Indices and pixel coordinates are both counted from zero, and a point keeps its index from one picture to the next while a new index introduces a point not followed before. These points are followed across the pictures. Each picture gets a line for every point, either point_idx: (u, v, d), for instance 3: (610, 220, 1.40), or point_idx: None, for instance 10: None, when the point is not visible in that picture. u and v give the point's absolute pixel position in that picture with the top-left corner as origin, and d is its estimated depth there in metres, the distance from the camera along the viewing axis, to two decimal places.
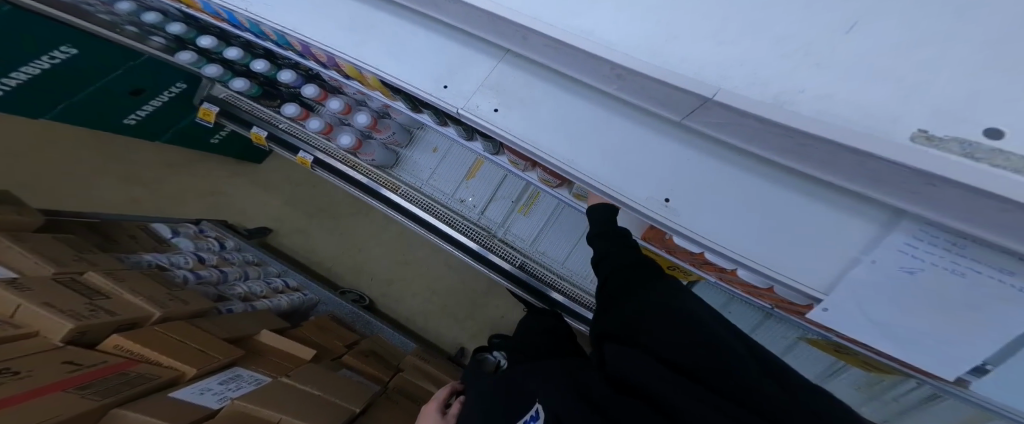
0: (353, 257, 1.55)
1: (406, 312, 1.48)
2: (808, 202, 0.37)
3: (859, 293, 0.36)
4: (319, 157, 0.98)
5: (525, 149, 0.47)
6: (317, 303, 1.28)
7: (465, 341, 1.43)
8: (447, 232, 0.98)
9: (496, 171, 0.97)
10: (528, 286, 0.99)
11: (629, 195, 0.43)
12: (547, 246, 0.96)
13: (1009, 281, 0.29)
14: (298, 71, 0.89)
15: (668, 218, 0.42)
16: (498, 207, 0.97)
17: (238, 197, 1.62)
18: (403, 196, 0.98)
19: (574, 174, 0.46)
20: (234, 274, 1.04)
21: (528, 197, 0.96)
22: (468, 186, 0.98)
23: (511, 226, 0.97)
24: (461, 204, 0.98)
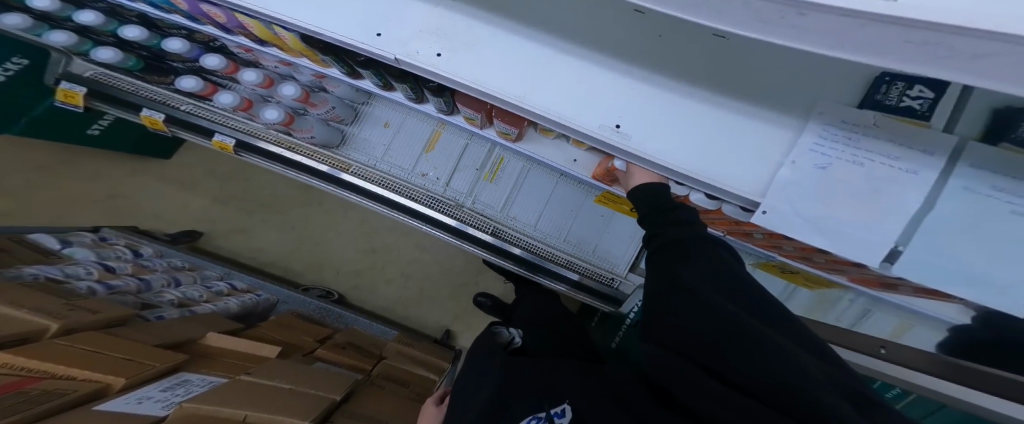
0: (312, 252, 1.46)
1: (380, 299, 1.44)
2: (746, 115, 0.37)
3: (791, 192, 0.35)
4: (241, 139, 0.87)
5: (463, 88, 0.43)
6: (277, 302, 1.22)
7: (444, 320, 1.43)
8: (410, 207, 0.92)
9: (456, 140, 0.93)
10: (503, 252, 0.98)
11: (580, 123, 0.40)
12: (517, 211, 0.95)
13: (897, 166, 0.32)
14: (194, 41, 0.77)
15: (624, 146, 0.39)
16: (464, 177, 0.93)
17: (153, 199, 1.45)
18: (355, 175, 0.89)
19: (522, 109, 0.42)
20: (160, 282, 0.95)
21: (493, 164, 0.94)
22: (428, 158, 0.93)
23: (478, 195, 0.94)
24: (424, 178, 0.92)
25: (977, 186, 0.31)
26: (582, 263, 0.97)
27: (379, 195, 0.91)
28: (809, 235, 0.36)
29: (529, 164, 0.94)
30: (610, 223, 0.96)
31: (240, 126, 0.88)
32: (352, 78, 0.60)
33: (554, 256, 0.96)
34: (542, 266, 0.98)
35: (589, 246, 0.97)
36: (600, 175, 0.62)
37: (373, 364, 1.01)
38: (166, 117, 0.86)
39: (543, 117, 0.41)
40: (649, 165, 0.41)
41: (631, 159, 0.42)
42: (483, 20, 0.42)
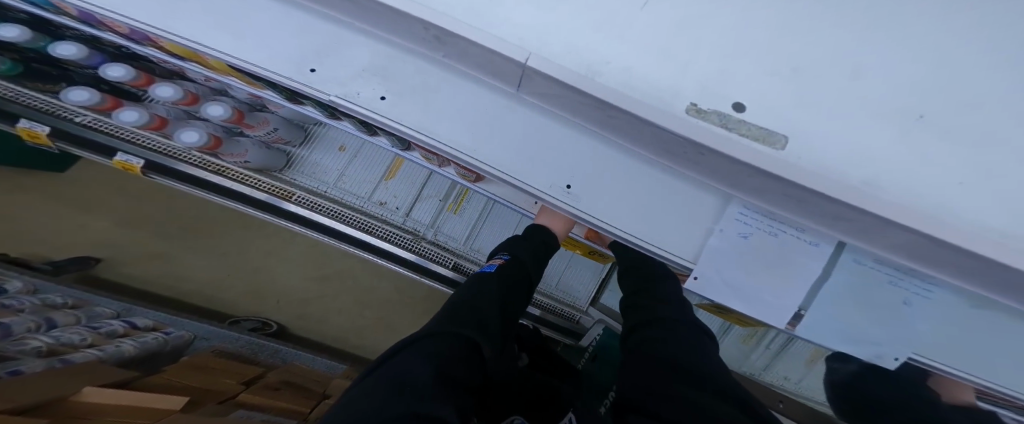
0: (249, 278, 1.32)
1: (330, 329, 1.33)
2: (680, 183, 0.40)
3: (717, 260, 0.39)
4: (150, 159, 0.79)
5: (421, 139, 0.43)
6: (192, 339, 1.09)
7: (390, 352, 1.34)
8: (369, 242, 0.87)
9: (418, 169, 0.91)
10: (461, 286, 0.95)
11: (530, 182, 0.42)
12: (482, 243, 0.93)
13: (803, 237, 0.38)
14: (95, 45, 0.68)
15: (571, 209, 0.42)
16: (426, 207, 0.91)
17: (41, 223, 1.24)
18: (303, 205, 0.84)
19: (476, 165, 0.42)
20: (24, 325, 0.79)
21: (458, 194, 0.92)
22: (388, 186, 0.89)
23: (441, 225, 0.91)
24: (382, 207, 0.88)
25: (864, 259, 0.38)
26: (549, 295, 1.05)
27: (331, 226, 0.86)
28: (731, 298, 0.40)
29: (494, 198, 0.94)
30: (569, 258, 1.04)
31: (156, 146, 0.80)
32: (291, 103, 0.55)
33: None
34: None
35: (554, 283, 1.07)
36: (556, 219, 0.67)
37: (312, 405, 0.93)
38: (50, 130, 0.76)
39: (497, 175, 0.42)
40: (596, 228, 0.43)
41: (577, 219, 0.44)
42: (441, 69, 0.42)
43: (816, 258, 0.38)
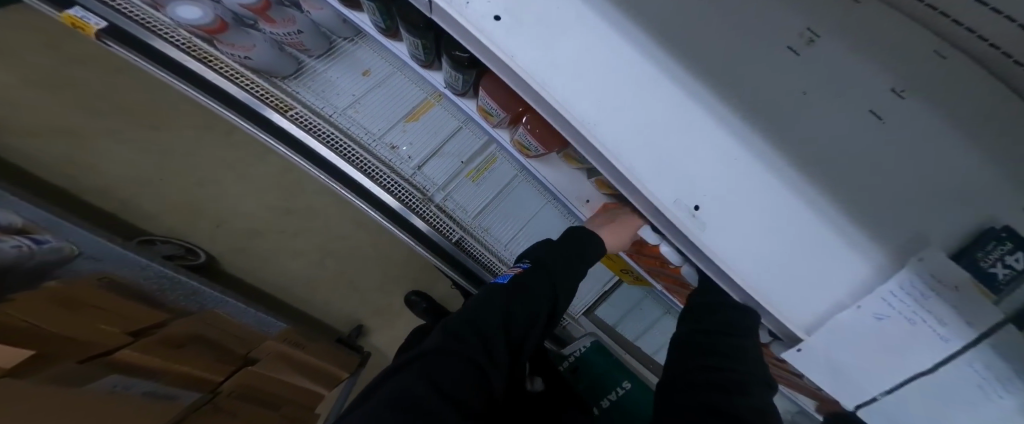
0: (199, 193, 1.37)
1: (277, 270, 1.44)
2: (813, 216, 0.41)
3: (835, 336, 0.41)
4: (120, 25, 0.63)
5: (565, 126, 0.42)
6: (73, 257, 0.97)
7: (333, 308, 1.49)
8: (366, 186, 0.89)
9: (442, 122, 1.03)
10: (436, 247, 1.04)
11: (652, 190, 0.41)
12: (481, 219, 1.12)
13: (939, 330, 0.37)
14: None
15: (692, 233, 0.41)
16: (437, 162, 1.02)
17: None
18: (316, 138, 0.80)
19: (612, 165, 0.41)
20: None
21: (483, 161, 1.09)
22: (405, 130, 0.99)
23: (449, 189, 1.05)
24: (392, 150, 0.95)
25: (981, 369, 0.37)
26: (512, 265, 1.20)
27: (332, 161, 0.84)
28: (825, 375, 0.44)
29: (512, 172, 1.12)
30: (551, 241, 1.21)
31: (137, 16, 0.65)
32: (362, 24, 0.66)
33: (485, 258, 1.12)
34: (472, 271, 1.11)
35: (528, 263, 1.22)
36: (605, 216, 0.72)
37: (224, 374, 0.92)
38: None
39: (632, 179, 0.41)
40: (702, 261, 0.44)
41: (687, 245, 0.44)
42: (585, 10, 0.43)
43: (935, 351, 0.38)
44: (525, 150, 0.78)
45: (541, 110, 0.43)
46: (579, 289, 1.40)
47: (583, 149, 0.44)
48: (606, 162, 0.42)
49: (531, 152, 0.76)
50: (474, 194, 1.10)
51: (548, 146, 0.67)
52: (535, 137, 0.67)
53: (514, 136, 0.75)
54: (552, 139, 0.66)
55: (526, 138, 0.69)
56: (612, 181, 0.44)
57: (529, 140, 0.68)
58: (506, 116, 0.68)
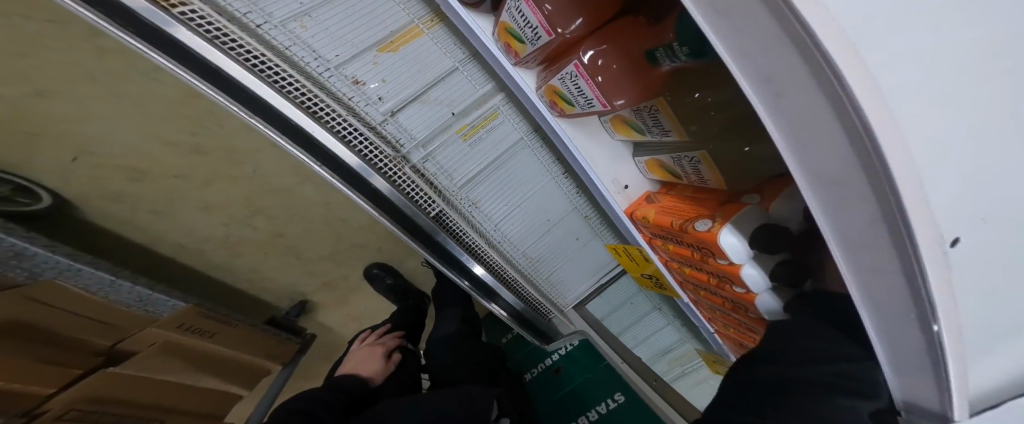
0: (41, 119, 0.98)
1: (186, 227, 1.22)
2: None
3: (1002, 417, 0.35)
4: None
5: (803, 83, 0.19)
6: None
7: (272, 273, 1.39)
8: (326, 147, 0.64)
9: (433, 60, 0.71)
10: (414, 227, 0.82)
11: (919, 235, 0.20)
12: (473, 192, 0.89)
13: None
14: None
15: (943, 300, 0.23)
16: (422, 115, 0.74)
17: None
18: (252, 70, 0.53)
19: (852, 178, 0.20)
20: None
21: (483, 118, 0.81)
22: (376, 66, 0.66)
23: (436, 151, 0.79)
24: (359, 92, 0.65)
25: None
26: (502, 247, 1.00)
27: (273, 106, 0.57)
28: None
29: (520, 140, 0.88)
30: (554, 227, 1.04)
31: None
32: None
33: (471, 239, 0.93)
34: (457, 256, 0.92)
35: (522, 245, 1.04)
36: (673, 215, 0.58)
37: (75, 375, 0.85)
38: None
39: (883, 215, 0.20)
40: (890, 316, 0.28)
41: (882, 296, 0.27)
42: None
43: None
44: (561, 103, 0.52)
45: (741, 30, 0.20)
46: (575, 280, 1.21)
47: (788, 132, 0.22)
48: (847, 171, 0.20)
49: (571, 108, 0.50)
50: (469, 160, 0.85)
51: (613, 99, 0.42)
52: (598, 84, 0.42)
53: (551, 80, 0.49)
54: (621, 89, 0.42)
55: (579, 86, 0.43)
56: (804, 190, 0.24)
57: (583, 90, 0.43)
58: (548, 42, 0.42)
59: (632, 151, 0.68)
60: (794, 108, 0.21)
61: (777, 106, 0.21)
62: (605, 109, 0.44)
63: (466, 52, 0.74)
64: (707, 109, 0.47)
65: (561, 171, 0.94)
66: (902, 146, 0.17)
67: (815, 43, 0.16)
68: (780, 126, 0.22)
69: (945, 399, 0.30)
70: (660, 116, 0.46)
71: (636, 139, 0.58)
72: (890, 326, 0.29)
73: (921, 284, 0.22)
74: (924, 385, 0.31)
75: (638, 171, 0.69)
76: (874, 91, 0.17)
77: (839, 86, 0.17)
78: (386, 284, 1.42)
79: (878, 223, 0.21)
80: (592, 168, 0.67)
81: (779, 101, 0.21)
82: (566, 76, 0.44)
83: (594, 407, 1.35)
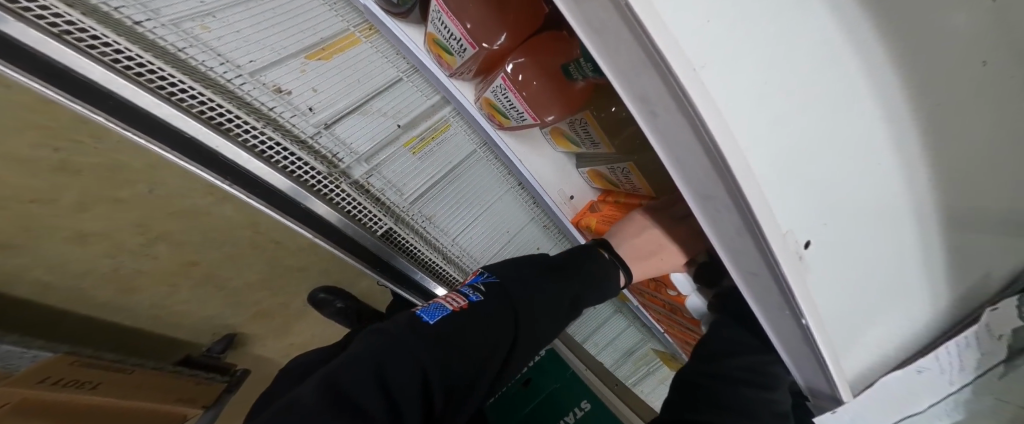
0: None
1: (63, 257, 1.08)
2: (894, 280, 0.32)
3: (872, 389, 0.42)
4: None
5: (667, 101, 0.19)
6: None
7: (192, 310, 1.30)
8: (238, 166, 0.54)
9: (372, 68, 0.73)
10: (360, 249, 0.76)
11: (770, 236, 0.22)
12: (426, 208, 0.85)
13: (948, 376, 0.40)
14: None
15: (804, 297, 0.26)
16: (362, 129, 0.71)
17: None
18: (134, 79, 0.43)
19: (719, 193, 0.22)
20: None
21: (432, 129, 0.81)
22: (304, 74, 0.65)
23: (382, 166, 0.75)
24: (284, 101, 0.61)
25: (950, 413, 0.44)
26: (459, 261, 0.97)
27: (162, 119, 0.47)
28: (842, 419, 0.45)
29: (472, 153, 0.88)
30: (511, 239, 1.03)
31: None
32: None
33: (425, 257, 0.89)
34: (410, 274, 0.87)
35: (480, 259, 1.01)
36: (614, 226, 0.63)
37: None
38: None
39: (748, 227, 0.22)
40: (779, 319, 0.31)
41: (765, 302, 0.30)
42: None
43: (935, 389, 0.42)
44: (497, 116, 0.52)
45: (611, 54, 0.20)
46: None
47: (665, 150, 0.22)
48: (714, 187, 0.22)
49: (507, 121, 0.51)
50: (420, 174, 0.82)
51: (541, 113, 0.44)
52: (524, 97, 0.43)
53: (485, 93, 0.49)
54: (550, 104, 0.43)
55: (508, 98, 0.44)
56: (694, 208, 0.25)
57: (513, 102, 0.44)
58: (475, 55, 0.43)
59: (574, 162, 0.69)
60: (668, 129, 0.21)
61: (655, 127, 0.22)
62: (537, 122, 0.45)
63: (409, 63, 0.77)
64: (621, 123, 0.48)
65: (515, 183, 0.95)
66: (737, 152, 0.19)
67: (668, 64, 0.18)
68: (661, 146, 0.22)
69: (825, 373, 0.35)
70: (589, 128, 0.49)
71: (575, 151, 0.60)
72: (775, 323, 0.32)
73: (786, 282, 0.25)
74: (811, 367, 0.35)
75: (583, 181, 0.70)
76: (713, 107, 0.18)
77: (692, 108, 0.18)
78: (336, 308, 1.31)
79: (744, 233, 0.23)
80: (536, 179, 0.69)
81: (654, 120, 0.21)
82: (496, 89, 0.45)
83: (561, 417, 1.28)
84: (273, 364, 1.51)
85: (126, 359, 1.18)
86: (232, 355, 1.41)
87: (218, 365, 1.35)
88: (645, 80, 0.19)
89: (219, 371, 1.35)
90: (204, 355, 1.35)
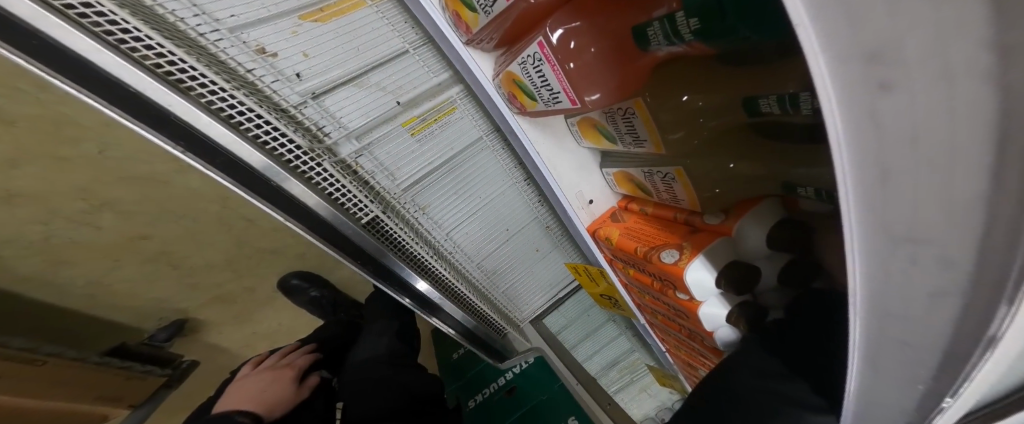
0: None
1: None
2: None
3: None
4: None
5: (970, 69, 0.09)
6: None
7: (135, 290, 1.20)
8: (198, 132, 0.41)
9: (376, 36, 0.61)
10: (345, 244, 0.64)
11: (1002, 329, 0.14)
12: (422, 199, 0.76)
13: None
14: None
15: (966, 381, 0.19)
16: (356, 106, 0.61)
17: None
18: (74, 20, 0.32)
19: (939, 238, 0.14)
20: None
21: (437, 111, 0.69)
22: (294, 36, 0.53)
23: (375, 148, 0.65)
24: (268, 65, 0.50)
25: None
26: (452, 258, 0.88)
27: (106, 71, 0.34)
28: None
29: (480, 142, 0.78)
30: (513, 238, 0.94)
31: None
32: None
33: (417, 253, 0.79)
34: (398, 272, 0.76)
35: (475, 257, 0.92)
36: (641, 234, 0.54)
37: None
38: None
39: (969, 294, 0.14)
40: (887, 385, 0.24)
41: (890, 366, 0.22)
42: None
43: None
44: (520, 97, 0.42)
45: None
46: (529, 293, 1.11)
47: (861, 156, 0.14)
48: (939, 224, 0.13)
49: (533, 104, 0.41)
50: (419, 161, 0.72)
51: (584, 94, 0.33)
52: (567, 72, 0.33)
53: (508, 65, 0.40)
54: (595, 81, 0.33)
55: (541, 73, 0.35)
56: (853, 241, 0.17)
57: (548, 80, 0.35)
58: (505, 12, 0.34)
59: (600, 161, 0.60)
60: (903, 122, 0.12)
61: (870, 114, 0.13)
62: (574, 107, 0.35)
63: (419, 34, 0.65)
64: (695, 116, 0.39)
65: (524, 178, 0.85)
66: None
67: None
68: (857, 146, 0.14)
69: None
70: (636, 121, 0.40)
71: (605, 148, 0.51)
72: (875, 390, 0.25)
73: (969, 362, 0.17)
74: None
75: (604, 184, 0.62)
76: None
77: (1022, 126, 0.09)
78: (310, 297, 1.26)
79: (942, 297, 0.16)
80: (555, 179, 0.59)
81: (874, 105, 0.12)
82: (527, 60, 0.35)
83: None
84: (227, 352, 1.40)
85: (39, 346, 1.07)
86: (177, 345, 1.31)
87: (161, 356, 1.28)
88: (910, 25, 0.10)
89: (160, 363, 1.28)
90: (147, 345, 1.25)
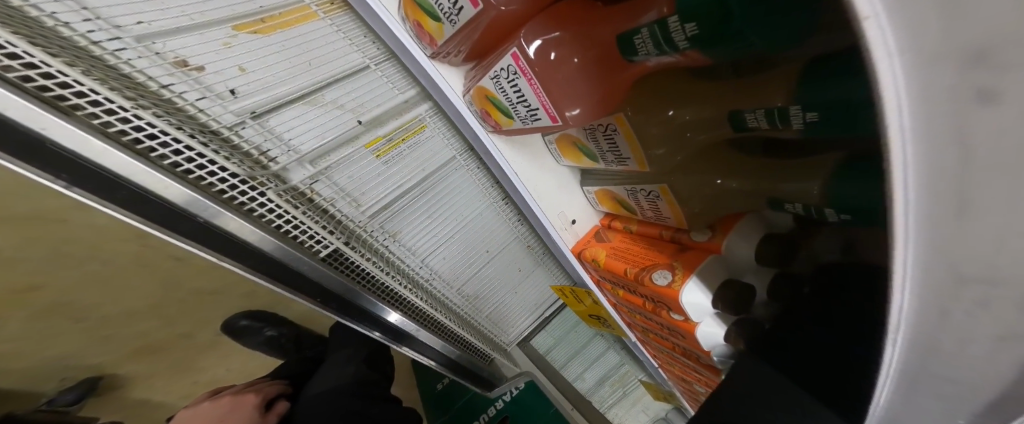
0: None
1: None
2: None
3: None
4: None
5: None
6: None
7: (23, 350, 1.13)
8: (89, 162, 0.32)
9: (331, 52, 0.57)
10: (301, 281, 0.55)
11: None
12: (391, 224, 0.69)
13: None
14: None
15: None
16: (309, 125, 0.55)
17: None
18: None
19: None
20: None
21: (404, 130, 0.65)
22: (227, 48, 0.48)
23: (334, 172, 0.59)
24: (195, 81, 0.44)
25: None
26: (428, 286, 0.81)
27: None
28: None
29: (454, 161, 0.74)
30: (493, 260, 0.89)
31: None
32: None
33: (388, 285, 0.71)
34: (367, 308, 0.68)
35: (453, 283, 0.86)
36: (626, 255, 0.51)
37: None
38: None
39: None
40: None
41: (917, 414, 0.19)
42: None
43: None
44: (494, 114, 0.39)
45: None
46: (513, 315, 1.05)
47: (932, 180, 0.11)
48: None
49: (508, 121, 0.37)
50: (386, 183, 0.67)
51: (564, 108, 0.30)
52: (546, 84, 0.30)
53: (480, 80, 0.36)
54: (577, 93, 0.30)
55: (517, 87, 0.32)
56: (904, 280, 0.14)
57: (524, 95, 0.32)
58: (474, 20, 0.30)
59: (580, 179, 0.57)
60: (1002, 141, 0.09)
61: (952, 128, 0.10)
62: (554, 124, 0.32)
63: (381, 49, 0.62)
64: (682, 130, 0.36)
65: (500, 196, 0.82)
66: None
67: None
68: (923, 169, 0.11)
69: None
70: (618, 137, 0.38)
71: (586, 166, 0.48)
72: None
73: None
74: None
75: (586, 203, 0.59)
76: None
77: None
78: (265, 337, 1.15)
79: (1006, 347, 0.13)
80: (536, 200, 0.55)
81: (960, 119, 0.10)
82: (500, 73, 0.32)
83: None
84: (163, 407, 1.26)
85: None
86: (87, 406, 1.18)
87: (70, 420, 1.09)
88: None
89: None
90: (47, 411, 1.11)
